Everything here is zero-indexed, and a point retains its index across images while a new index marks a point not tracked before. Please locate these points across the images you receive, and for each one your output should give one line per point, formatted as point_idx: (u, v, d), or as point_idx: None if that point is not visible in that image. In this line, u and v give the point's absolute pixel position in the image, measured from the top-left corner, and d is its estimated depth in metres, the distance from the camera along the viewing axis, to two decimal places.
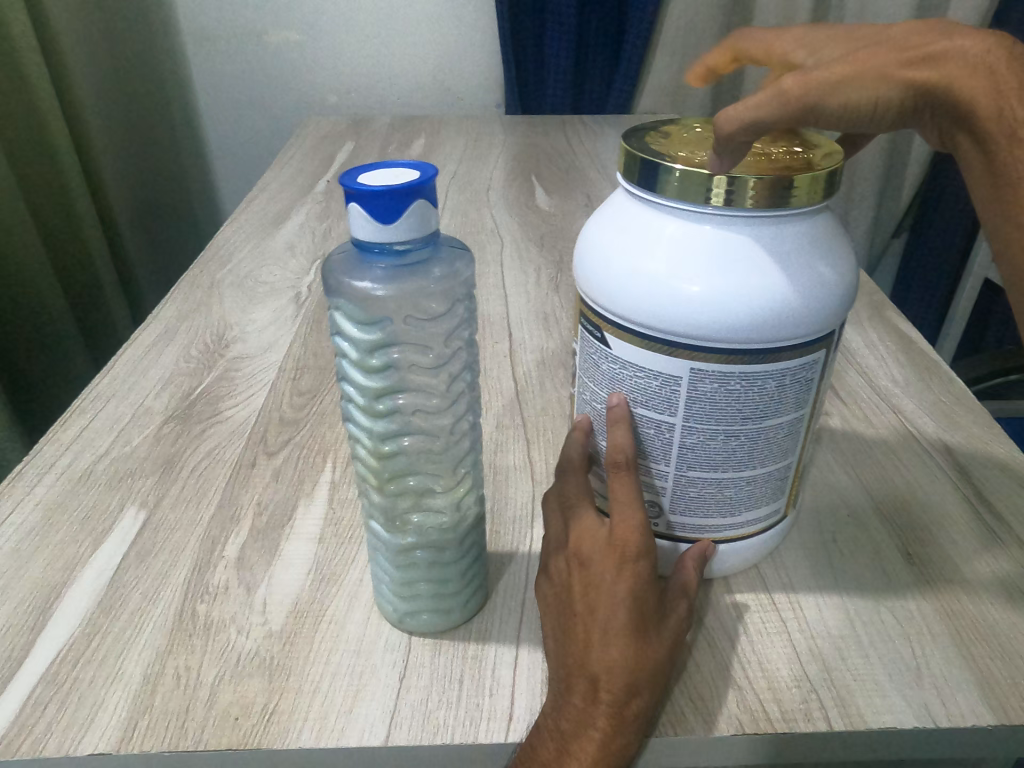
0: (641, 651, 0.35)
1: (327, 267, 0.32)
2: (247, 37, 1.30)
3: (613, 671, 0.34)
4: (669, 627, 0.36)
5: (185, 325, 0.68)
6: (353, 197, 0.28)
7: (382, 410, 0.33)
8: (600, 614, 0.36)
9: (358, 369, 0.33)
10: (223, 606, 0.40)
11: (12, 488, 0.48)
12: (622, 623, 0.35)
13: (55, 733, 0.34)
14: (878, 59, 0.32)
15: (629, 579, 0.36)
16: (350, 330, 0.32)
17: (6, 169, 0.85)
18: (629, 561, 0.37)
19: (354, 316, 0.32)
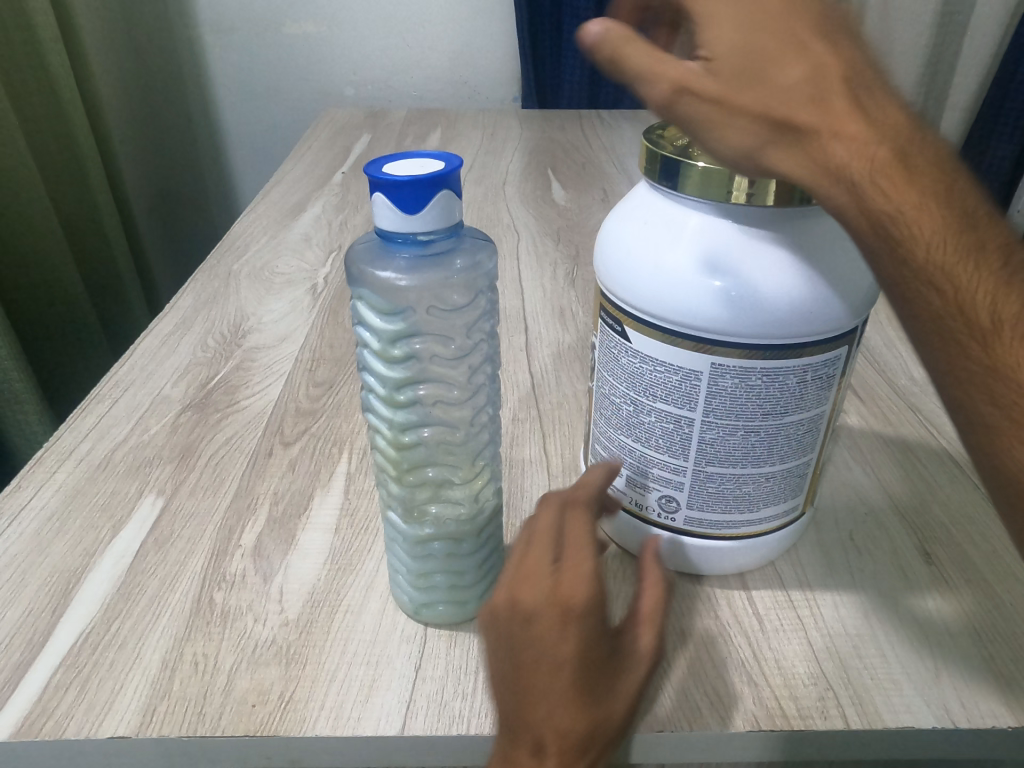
0: (590, 712, 0.32)
1: (350, 256, 0.32)
2: (265, 29, 1.30)
3: (560, 734, 0.31)
4: (620, 678, 0.34)
5: (202, 314, 0.68)
6: (377, 187, 0.28)
7: (403, 400, 0.33)
8: (542, 672, 0.32)
9: (379, 358, 0.33)
10: (240, 595, 0.41)
11: (33, 473, 0.49)
12: (566, 685, 0.32)
13: (75, 716, 0.34)
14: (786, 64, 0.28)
15: (576, 636, 0.33)
16: (373, 319, 0.32)
17: (26, 157, 0.86)
18: (574, 617, 0.33)
19: (376, 305, 0.32)
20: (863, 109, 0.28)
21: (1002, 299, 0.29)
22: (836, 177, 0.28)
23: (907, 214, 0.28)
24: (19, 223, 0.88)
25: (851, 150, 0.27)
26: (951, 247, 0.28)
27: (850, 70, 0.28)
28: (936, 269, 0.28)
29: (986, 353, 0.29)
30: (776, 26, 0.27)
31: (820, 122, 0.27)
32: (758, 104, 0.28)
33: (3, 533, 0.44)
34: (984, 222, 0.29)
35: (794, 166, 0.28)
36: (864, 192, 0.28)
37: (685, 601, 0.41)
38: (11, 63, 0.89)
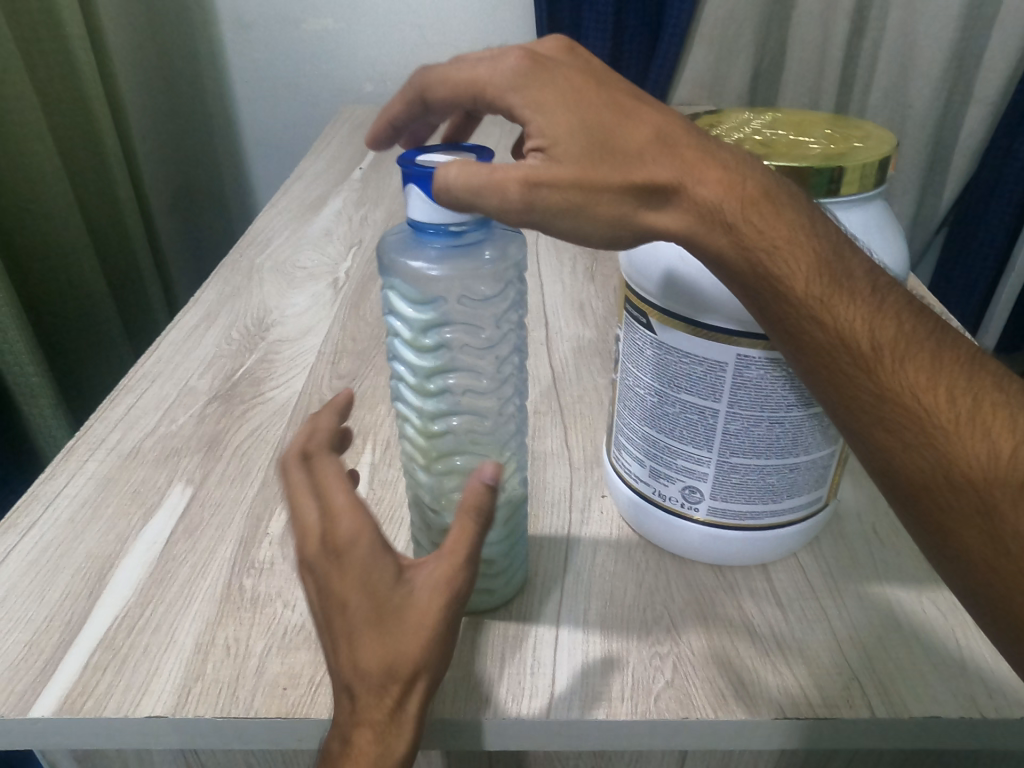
0: (386, 650, 0.30)
1: (383, 247, 0.33)
2: (286, 25, 1.31)
3: (364, 678, 0.30)
4: (412, 615, 0.31)
5: (226, 307, 0.69)
6: (411, 179, 0.29)
7: (432, 389, 0.34)
8: (334, 625, 0.31)
9: (410, 348, 0.34)
10: (269, 581, 0.41)
11: (66, 461, 0.50)
12: (355, 631, 0.30)
13: (114, 696, 0.35)
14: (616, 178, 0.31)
15: (349, 582, 0.31)
16: (404, 309, 0.33)
17: (52, 152, 0.87)
18: (342, 564, 0.31)
19: (407, 296, 0.33)
20: (713, 157, 0.31)
21: (877, 323, 0.31)
22: (706, 225, 0.31)
23: (781, 248, 0.30)
24: (42, 218, 0.89)
25: (717, 195, 0.30)
26: (824, 277, 0.31)
27: (684, 126, 0.32)
28: (815, 303, 0.30)
29: (872, 378, 0.31)
30: (600, 100, 0.31)
31: (679, 173, 0.30)
32: (615, 168, 0.30)
33: (38, 519, 0.45)
34: (849, 249, 0.31)
35: (670, 220, 0.31)
36: (740, 231, 0.30)
37: (708, 591, 0.41)
38: (37, 59, 0.90)
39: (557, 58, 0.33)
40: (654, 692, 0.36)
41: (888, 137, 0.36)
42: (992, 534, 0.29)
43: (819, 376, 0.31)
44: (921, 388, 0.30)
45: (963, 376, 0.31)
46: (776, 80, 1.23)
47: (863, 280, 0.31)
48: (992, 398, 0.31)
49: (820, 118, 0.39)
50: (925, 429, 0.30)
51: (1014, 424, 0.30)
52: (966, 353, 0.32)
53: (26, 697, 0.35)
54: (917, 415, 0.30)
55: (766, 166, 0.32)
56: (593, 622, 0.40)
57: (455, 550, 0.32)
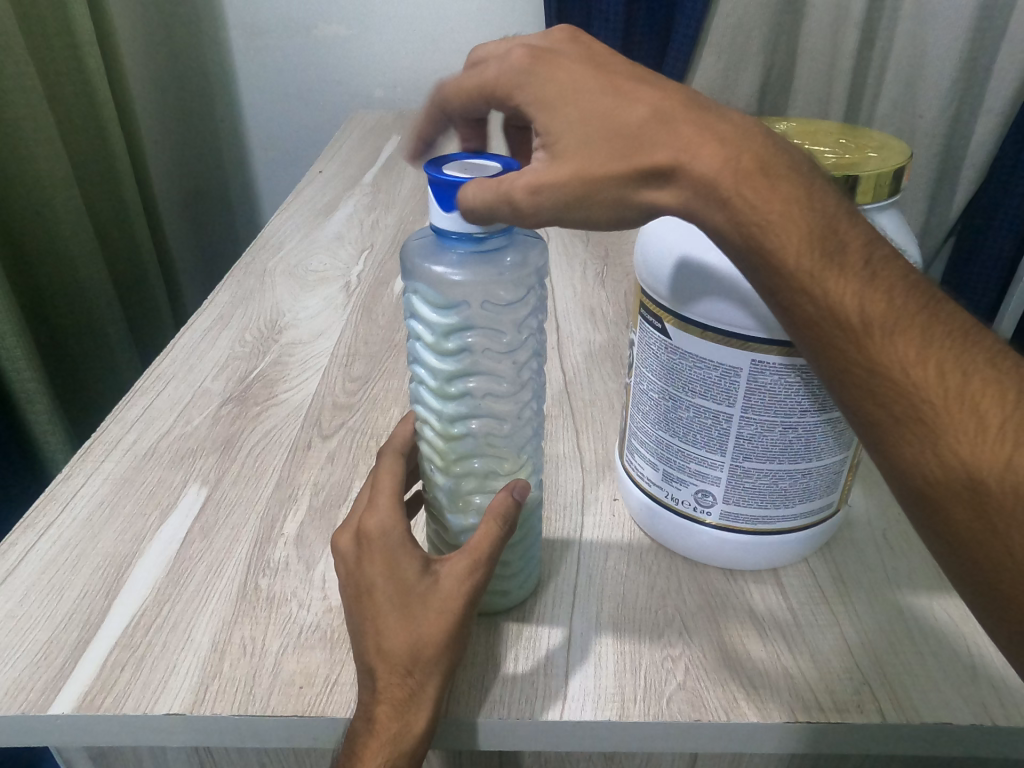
0: (409, 631, 0.34)
1: (407, 252, 0.34)
2: (297, 31, 1.32)
3: (388, 657, 0.33)
4: (434, 601, 0.34)
5: (238, 310, 0.69)
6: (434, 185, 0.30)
7: (454, 392, 0.35)
8: (366, 607, 0.35)
9: (432, 351, 0.34)
10: (284, 581, 0.42)
11: (81, 462, 0.50)
12: (385, 612, 0.34)
13: (133, 692, 0.36)
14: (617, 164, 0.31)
15: (381, 567, 0.35)
16: (427, 313, 0.33)
17: (64, 157, 0.88)
18: (377, 552, 0.35)
19: (429, 300, 0.33)
20: (711, 132, 0.30)
21: (871, 296, 0.29)
22: (701, 200, 0.30)
23: (775, 221, 0.29)
24: (51, 221, 0.88)
25: (711, 168, 0.29)
26: (817, 250, 0.29)
27: (682, 100, 0.31)
28: (803, 275, 0.29)
29: (861, 351, 0.29)
30: (599, 90, 0.32)
31: (669, 151, 0.30)
32: (613, 156, 0.31)
33: (55, 519, 0.46)
34: (845, 222, 0.30)
35: (667, 196, 0.31)
36: (733, 203, 0.29)
37: (720, 596, 0.42)
38: (49, 65, 0.91)
39: (564, 51, 0.34)
40: (667, 694, 0.36)
41: (904, 147, 0.36)
42: (981, 514, 0.28)
43: (815, 345, 0.30)
44: (912, 364, 0.28)
45: (960, 351, 0.29)
46: (784, 89, 1.23)
47: (858, 255, 0.29)
48: (987, 375, 0.29)
49: (834, 127, 0.40)
50: (913, 405, 0.28)
51: (1012, 401, 0.28)
52: (967, 326, 0.30)
53: (46, 693, 0.36)
54: (908, 392, 0.28)
55: (765, 135, 0.30)
56: (605, 624, 0.40)
57: (479, 547, 0.34)
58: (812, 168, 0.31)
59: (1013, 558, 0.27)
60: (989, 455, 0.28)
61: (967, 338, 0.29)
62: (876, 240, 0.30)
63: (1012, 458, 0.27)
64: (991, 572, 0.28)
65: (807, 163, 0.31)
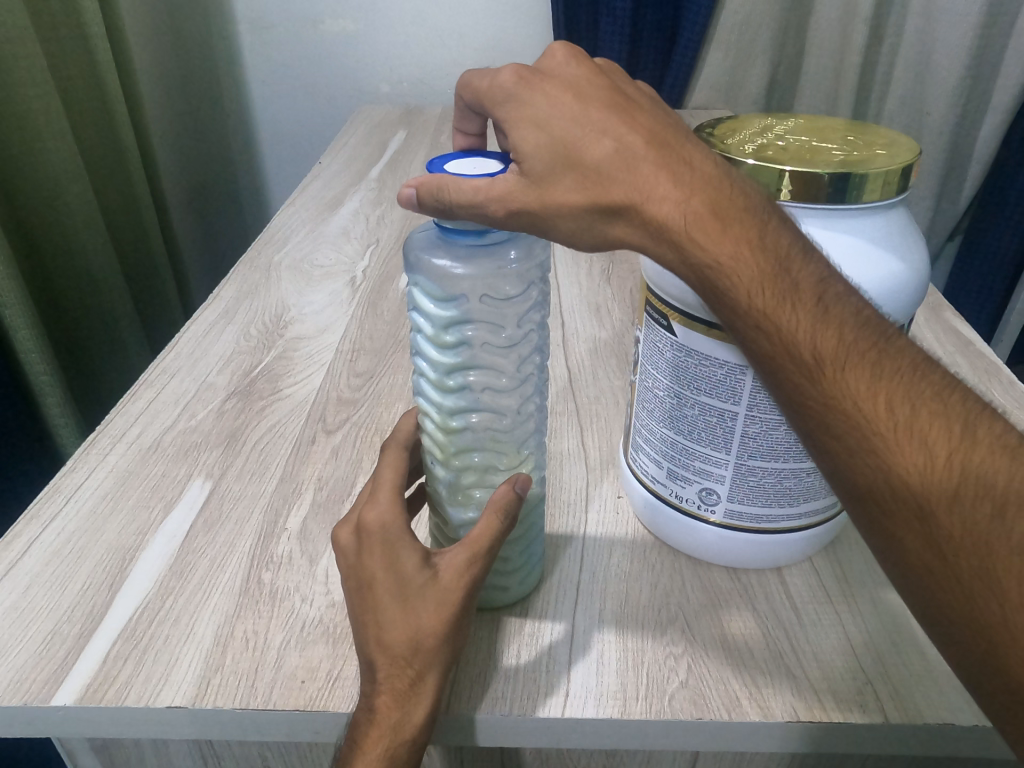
0: (407, 622, 0.34)
1: (413, 239, 0.34)
2: (303, 26, 1.32)
3: (386, 648, 0.33)
4: (432, 590, 0.34)
5: (244, 304, 0.69)
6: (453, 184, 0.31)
7: (452, 386, 0.35)
8: (363, 596, 0.35)
9: (432, 343, 0.34)
10: (287, 576, 0.42)
11: (86, 455, 0.50)
12: (383, 602, 0.34)
13: (135, 684, 0.36)
14: (585, 198, 0.32)
15: (379, 558, 0.35)
16: (428, 306, 0.33)
17: (74, 148, 0.88)
18: (375, 543, 0.35)
19: (431, 293, 0.33)
20: (669, 172, 0.31)
21: (820, 332, 0.30)
22: (663, 245, 0.31)
23: (725, 263, 0.30)
24: (62, 214, 0.89)
25: (670, 216, 0.31)
26: (769, 290, 0.30)
27: (650, 137, 0.32)
28: (754, 313, 0.30)
29: (811, 382, 0.30)
30: (577, 118, 0.33)
31: (631, 192, 0.31)
32: (579, 189, 0.32)
33: (59, 510, 0.46)
34: (799, 259, 0.31)
35: (629, 235, 0.32)
36: (685, 245, 0.31)
37: (724, 594, 0.41)
38: (57, 56, 0.91)
39: (561, 71, 0.34)
40: (669, 692, 0.36)
41: (912, 145, 0.36)
42: (931, 543, 0.27)
43: (773, 375, 0.31)
44: (862, 396, 0.29)
45: (913, 383, 0.29)
46: (792, 86, 1.23)
47: (809, 293, 0.30)
48: (937, 405, 0.28)
49: (842, 124, 0.39)
50: (863, 435, 0.29)
51: (961, 434, 0.28)
52: (920, 361, 0.30)
53: (49, 684, 0.36)
54: (858, 422, 0.29)
55: (729, 175, 0.32)
56: (608, 622, 0.40)
57: (479, 540, 0.34)
58: (769, 204, 0.32)
59: (958, 586, 0.27)
60: (936, 481, 0.27)
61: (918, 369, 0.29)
62: (832, 277, 0.31)
63: (956, 484, 0.27)
64: (939, 599, 0.27)
65: (766, 202, 0.32)
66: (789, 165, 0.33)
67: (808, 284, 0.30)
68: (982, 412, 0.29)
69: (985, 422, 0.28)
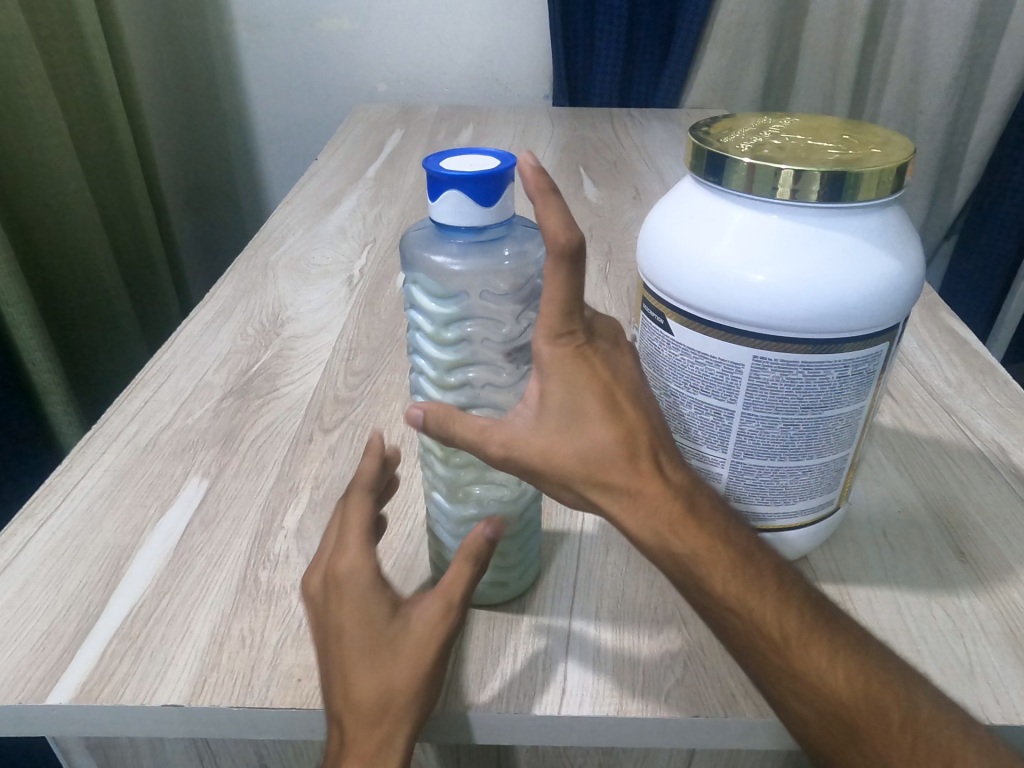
0: (380, 675, 0.34)
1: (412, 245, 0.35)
2: (299, 24, 1.32)
3: (356, 705, 0.33)
4: (401, 644, 0.34)
5: (241, 303, 0.69)
6: (451, 183, 0.30)
7: (452, 382, 0.36)
8: (334, 651, 0.35)
9: (432, 342, 0.35)
10: (284, 575, 0.42)
11: (82, 454, 0.50)
12: (354, 653, 0.34)
13: (130, 683, 0.36)
14: (580, 473, 0.33)
15: (349, 612, 0.35)
16: (427, 303, 0.35)
17: (71, 146, 0.88)
18: (346, 597, 0.36)
19: (429, 289, 0.34)
20: (658, 468, 0.34)
21: (784, 616, 0.32)
22: (643, 538, 0.33)
23: (701, 556, 0.32)
24: (60, 213, 0.88)
25: (651, 516, 0.33)
26: (739, 574, 0.33)
27: (641, 425, 0.34)
28: (730, 599, 0.32)
29: (784, 660, 0.32)
30: (593, 393, 0.34)
31: (625, 481, 0.33)
32: (578, 467, 0.33)
33: (56, 508, 0.46)
34: (758, 552, 0.34)
35: (615, 510, 0.34)
36: (666, 538, 0.33)
37: None
38: (55, 54, 0.91)
39: (608, 352, 0.35)
40: (665, 690, 0.36)
41: (907, 144, 0.36)
42: None
43: (741, 652, 0.33)
44: (825, 668, 0.32)
45: (862, 656, 0.33)
46: (789, 86, 1.23)
47: (770, 577, 0.33)
48: (882, 674, 0.32)
49: (837, 123, 0.40)
50: (831, 702, 0.31)
51: (905, 700, 0.32)
52: (861, 636, 0.34)
53: (44, 682, 0.36)
54: (825, 695, 0.31)
55: (692, 478, 0.35)
56: (605, 621, 0.40)
57: (451, 590, 0.35)
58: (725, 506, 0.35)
59: None
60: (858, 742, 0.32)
61: (849, 638, 0.33)
62: (784, 569, 0.34)
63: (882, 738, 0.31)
64: None
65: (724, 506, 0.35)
66: (784, 164, 0.33)
67: (768, 574, 0.33)
68: (911, 674, 0.33)
69: (919, 687, 0.33)
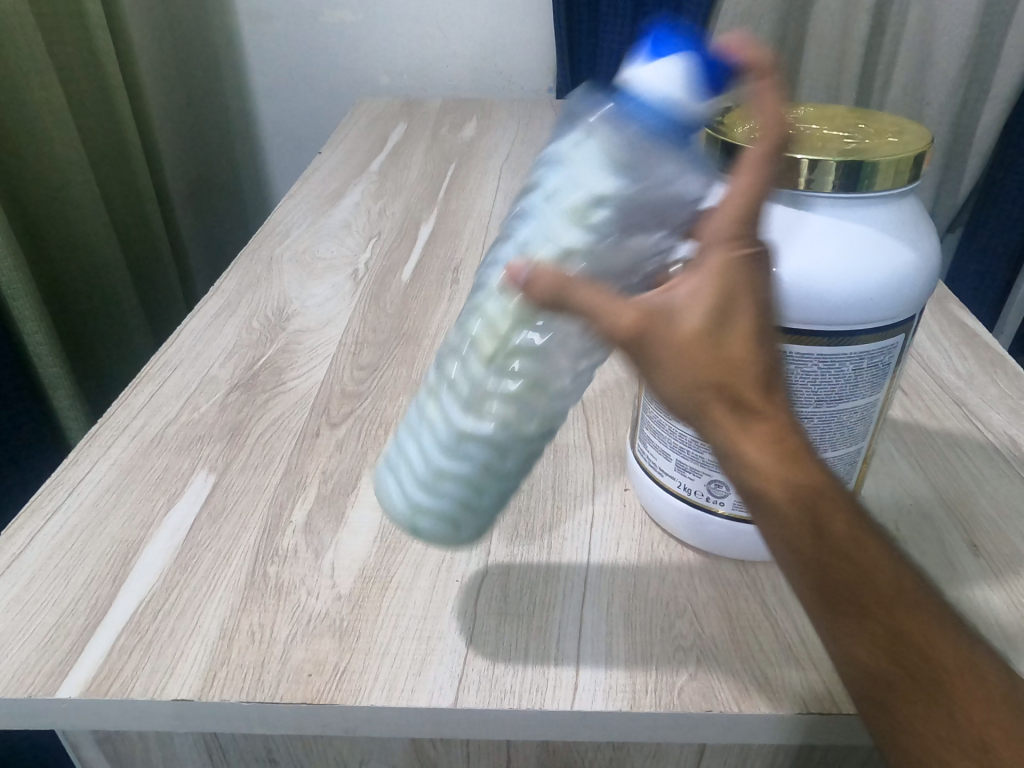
0: None
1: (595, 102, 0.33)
2: (301, 17, 1.31)
3: None
4: None
5: (246, 297, 0.69)
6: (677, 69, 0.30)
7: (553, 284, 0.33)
8: None
9: (572, 208, 0.32)
10: (293, 569, 0.41)
11: (88, 449, 0.50)
12: None
13: (140, 677, 0.36)
14: (698, 377, 0.28)
15: None
16: (597, 159, 0.32)
17: (77, 141, 0.87)
18: None
19: (609, 148, 0.32)
20: (782, 395, 0.29)
21: (901, 576, 0.29)
22: (762, 462, 0.28)
23: (825, 494, 0.28)
24: (65, 207, 0.88)
25: (775, 439, 0.28)
26: (857, 524, 0.29)
27: (773, 350, 0.30)
28: (848, 542, 0.28)
29: (890, 617, 0.28)
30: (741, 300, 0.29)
31: (752, 400, 0.28)
32: (701, 369, 0.28)
33: (62, 503, 0.45)
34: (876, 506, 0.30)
35: (729, 427, 0.29)
36: (790, 468, 0.28)
37: (731, 587, 0.41)
38: (59, 47, 0.90)
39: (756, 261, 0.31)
40: (678, 684, 0.36)
41: (924, 133, 0.36)
42: None
43: (837, 603, 0.29)
44: (935, 644, 0.28)
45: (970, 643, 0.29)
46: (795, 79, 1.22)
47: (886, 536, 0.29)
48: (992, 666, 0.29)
49: (851, 112, 0.39)
50: (934, 680, 0.28)
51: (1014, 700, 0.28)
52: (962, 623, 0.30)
53: (53, 677, 0.35)
54: (930, 668, 0.28)
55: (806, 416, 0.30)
56: (617, 615, 0.39)
57: None
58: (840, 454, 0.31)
59: None
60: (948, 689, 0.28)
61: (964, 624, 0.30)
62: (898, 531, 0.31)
63: (972, 698, 0.28)
64: None
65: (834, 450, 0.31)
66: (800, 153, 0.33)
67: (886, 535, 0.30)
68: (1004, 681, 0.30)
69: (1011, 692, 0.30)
